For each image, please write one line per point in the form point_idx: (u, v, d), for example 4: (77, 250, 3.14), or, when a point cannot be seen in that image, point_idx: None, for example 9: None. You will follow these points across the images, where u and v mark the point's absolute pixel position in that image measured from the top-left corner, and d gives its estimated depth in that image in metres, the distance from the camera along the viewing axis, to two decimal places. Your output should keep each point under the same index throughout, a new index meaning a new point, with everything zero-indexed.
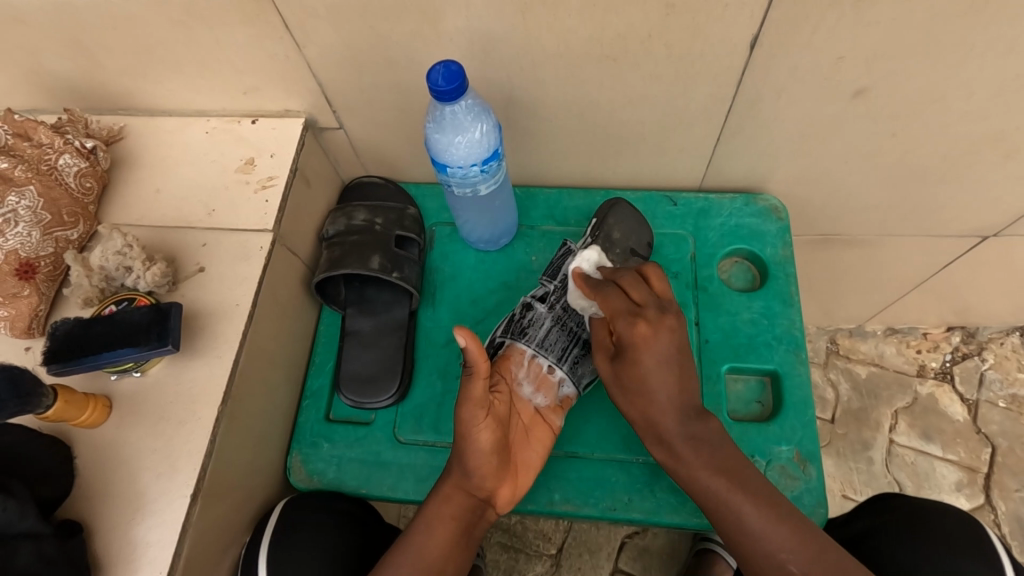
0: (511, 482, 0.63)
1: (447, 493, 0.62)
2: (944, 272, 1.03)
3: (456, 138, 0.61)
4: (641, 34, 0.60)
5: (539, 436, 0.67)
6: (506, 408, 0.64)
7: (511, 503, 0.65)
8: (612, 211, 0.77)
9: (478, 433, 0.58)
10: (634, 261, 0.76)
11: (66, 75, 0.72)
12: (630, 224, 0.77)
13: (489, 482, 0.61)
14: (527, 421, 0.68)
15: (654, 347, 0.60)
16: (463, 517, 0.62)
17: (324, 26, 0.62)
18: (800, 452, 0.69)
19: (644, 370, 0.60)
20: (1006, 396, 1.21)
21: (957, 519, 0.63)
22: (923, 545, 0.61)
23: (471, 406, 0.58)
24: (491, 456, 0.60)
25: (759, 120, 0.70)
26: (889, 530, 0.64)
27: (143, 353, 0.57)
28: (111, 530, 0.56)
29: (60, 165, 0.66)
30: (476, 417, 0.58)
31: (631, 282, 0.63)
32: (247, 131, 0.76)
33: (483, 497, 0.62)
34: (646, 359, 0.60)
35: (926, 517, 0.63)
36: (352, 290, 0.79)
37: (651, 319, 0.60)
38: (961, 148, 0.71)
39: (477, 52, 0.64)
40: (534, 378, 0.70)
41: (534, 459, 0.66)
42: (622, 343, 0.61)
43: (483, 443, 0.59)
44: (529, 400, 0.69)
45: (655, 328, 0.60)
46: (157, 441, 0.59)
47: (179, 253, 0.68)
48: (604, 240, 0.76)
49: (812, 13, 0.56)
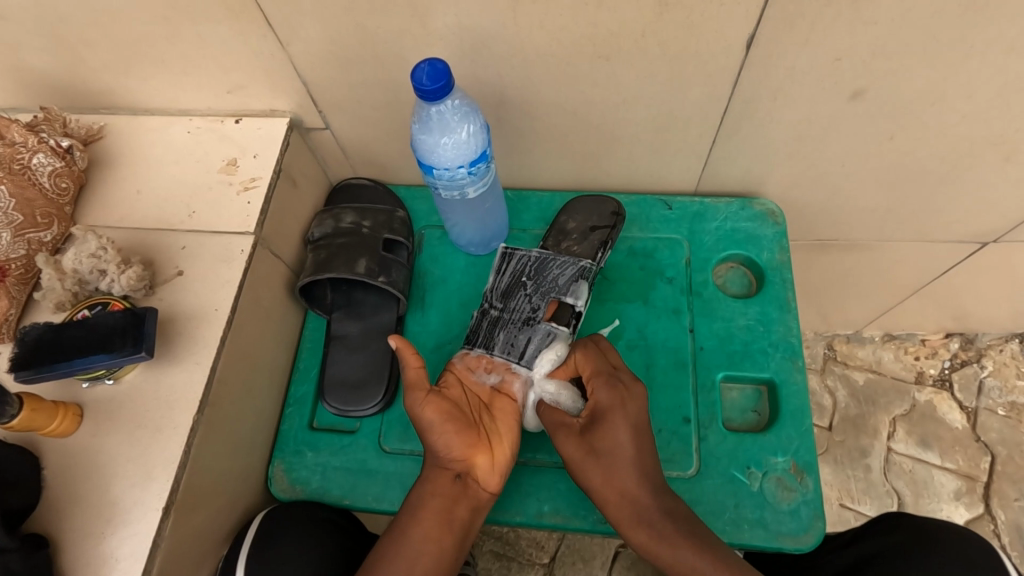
0: (485, 451, 0.63)
1: (426, 475, 0.61)
2: (943, 277, 1.01)
3: (442, 139, 0.60)
4: (633, 32, 0.58)
5: (504, 409, 0.67)
6: (456, 392, 0.65)
7: (496, 475, 0.63)
8: (565, 210, 0.78)
9: (422, 406, 0.61)
10: (596, 236, 0.76)
11: (42, 71, 0.70)
12: (582, 211, 0.78)
13: (457, 450, 0.61)
14: (486, 401, 0.67)
15: (629, 411, 0.61)
16: (445, 494, 0.60)
17: (308, 22, 0.60)
18: (797, 462, 0.67)
19: (617, 444, 0.60)
20: (1005, 404, 1.19)
21: (958, 534, 0.61)
22: (929, 561, 0.59)
23: (410, 389, 0.61)
24: (445, 425, 0.61)
25: (756, 122, 0.68)
26: (898, 548, 0.62)
27: (117, 360, 0.55)
28: (80, 545, 0.54)
29: (34, 165, 0.64)
30: (418, 396, 0.61)
31: (593, 355, 0.65)
32: (232, 130, 0.74)
33: (459, 470, 0.61)
34: (614, 429, 0.61)
35: (926, 534, 0.62)
36: (339, 294, 0.77)
37: (627, 386, 0.63)
38: (963, 149, 0.69)
39: (464, 50, 0.62)
40: (480, 363, 0.69)
41: (503, 428, 0.65)
42: (598, 410, 0.62)
43: (431, 416, 0.61)
44: (483, 383, 0.68)
45: (632, 395, 0.62)
46: (129, 450, 0.57)
47: (158, 257, 0.66)
48: (559, 233, 0.77)
49: (807, 11, 0.54)
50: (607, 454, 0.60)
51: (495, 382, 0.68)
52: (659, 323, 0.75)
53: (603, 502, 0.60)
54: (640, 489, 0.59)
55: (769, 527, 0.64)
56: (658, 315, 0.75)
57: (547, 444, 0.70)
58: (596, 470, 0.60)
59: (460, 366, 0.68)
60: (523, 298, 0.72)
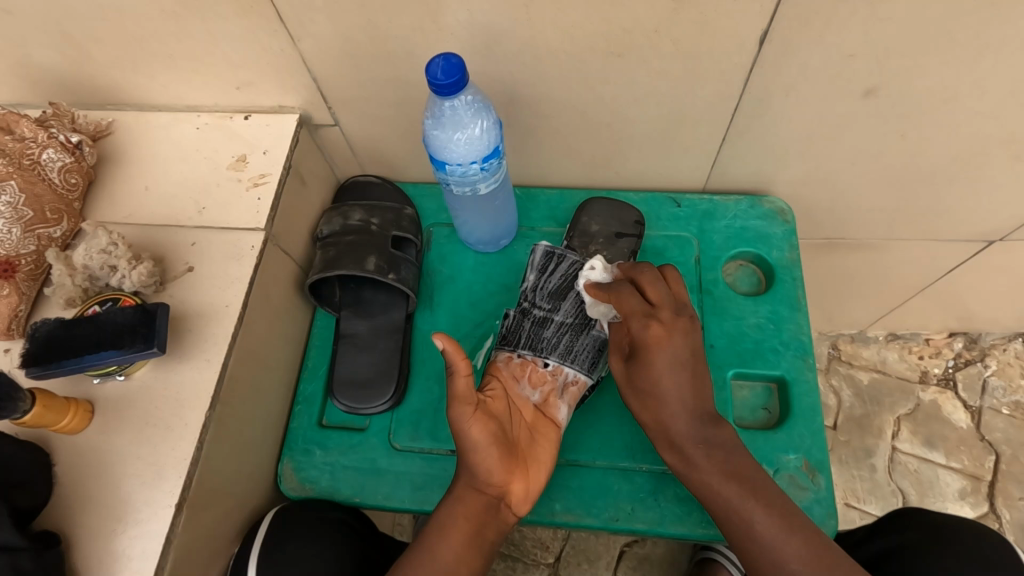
0: (521, 478, 0.62)
1: (459, 493, 0.61)
2: (949, 276, 1.01)
3: (454, 134, 0.59)
4: (647, 29, 0.58)
5: (546, 434, 0.66)
6: (502, 406, 0.64)
7: (528, 502, 0.63)
8: (583, 211, 0.79)
9: (471, 425, 0.58)
10: (624, 243, 0.77)
11: (52, 67, 0.70)
12: (603, 214, 0.78)
13: (497, 477, 0.60)
14: (529, 420, 0.66)
15: (678, 340, 0.61)
16: (477, 517, 0.60)
17: (320, 18, 0.60)
18: (809, 461, 0.67)
19: (660, 382, 0.61)
20: (1010, 403, 1.19)
21: (977, 534, 0.60)
22: (948, 562, 0.58)
23: (460, 405, 0.58)
24: (490, 450, 0.59)
25: (767, 119, 0.68)
26: (914, 546, 0.61)
27: (127, 356, 0.55)
28: (91, 543, 0.53)
29: (43, 160, 0.63)
30: (466, 413, 0.58)
31: (626, 294, 0.63)
32: (241, 127, 0.73)
33: (495, 494, 0.61)
34: (662, 360, 0.61)
35: (943, 532, 0.61)
36: (348, 292, 0.77)
37: (664, 321, 0.61)
38: (975, 148, 0.69)
39: (477, 46, 0.62)
40: (522, 373, 0.69)
41: (543, 454, 0.64)
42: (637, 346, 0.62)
43: (478, 437, 0.58)
44: (527, 398, 0.68)
45: (669, 331, 0.61)
46: (141, 448, 0.57)
47: (168, 253, 0.66)
48: (584, 235, 0.77)
49: (822, 8, 0.54)
50: (656, 394, 0.61)
51: (539, 399, 0.68)
52: None
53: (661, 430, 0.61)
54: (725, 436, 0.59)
55: None
56: None
57: (558, 443, 0.70)
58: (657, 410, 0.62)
59: (506, 374, 0.69)
60: (572, 304, 0.74)
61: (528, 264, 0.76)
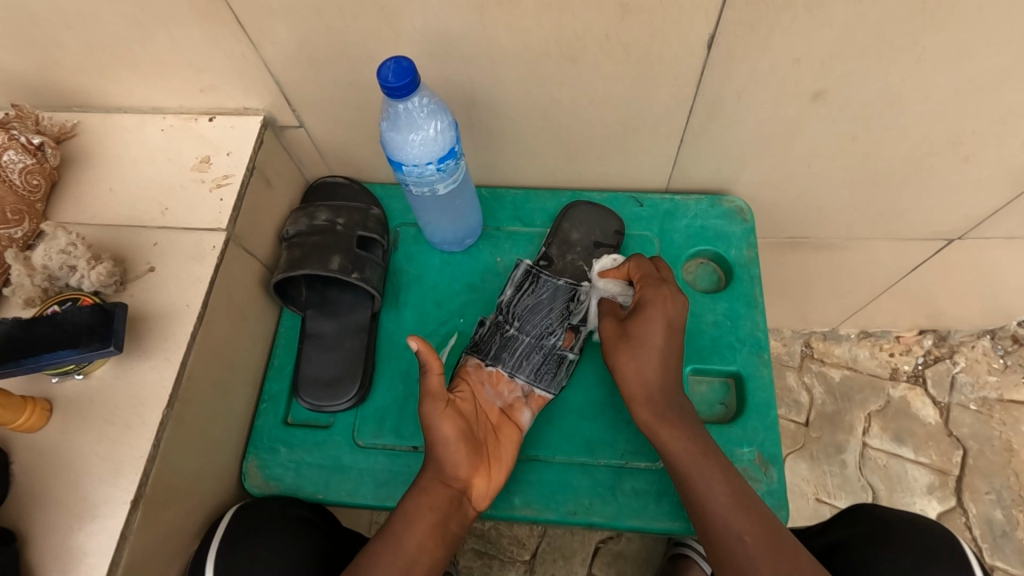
0: (484, 472, 0.64)
1: (425, 486, 0.62)
2: (914, 274, 1.03)
3: (410, 136, 0.60)
4: (598, 33, 0.59)
5: (509, 435, 0.68)
6: (468, 406, 0.67)
7: (489, 497, 0.64)
8: (567, 215, 0.80)
9: (439, 421, 0.62)
10: (600, 253, 0.78)
11: (15, 70, 0.70)
12: (586, 221, 0.80)
13: (463, 471, 0.62)
14: (494, 422, 0.68)
15: (668, 309, 0.67)
16: (441, 509, 0.61)
17: (277, 23, 0.60)
18: (762, 454, 0.68)
19: (649, 327, 0.66)
20: (977, 399, 1.22)
21: (932, 533, 0.61)
22: (898, 557, 0.59)
23: (431, 400, 0.62)
24: (458, 443, 0.62)
25: (722, 122, 0.70)
26: (862, 540, 0.62)
27: (85, 355, 0.55)
28: (47, 541, 0.54)
29: (4, 161, 0.64)
30: (437, 408, 0.62)
31: (647, 265, 0.71)
32: (205, 129, 0.74)
33: (459, 488, 0.63)
34: (650, 319, 0.67)
35: (895, 527, 0.62)
36: (314, 291, 0.78)
37: (667, 289, 0.68)
38: (924, 150, 0.71)
39: (433, 50, 0.63)
40: (490, 378, 0.71)
41: (506, 454, 0.66)
42: (641, 302, 0.68)
43: (447, 430, 0.62)
44: (493, 401, 0.70)
45: (672, 297, 0.67)
46: (98, 446, 0.57)
47: (130, 253, 0.66)
48: (563, 243, 0.79)
49: (765, 15, 0.55)
50: (637, 336, 0.67)
51: (504, 403, 0.70)
52: None
53: (624, 383, 0.67)
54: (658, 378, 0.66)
55: None
56: None
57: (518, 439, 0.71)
58: (626, 352, 0.67)
59: (474, 379, 0.71)
60: (542, 322, 0.75)
61: (509, 282, 0.77)
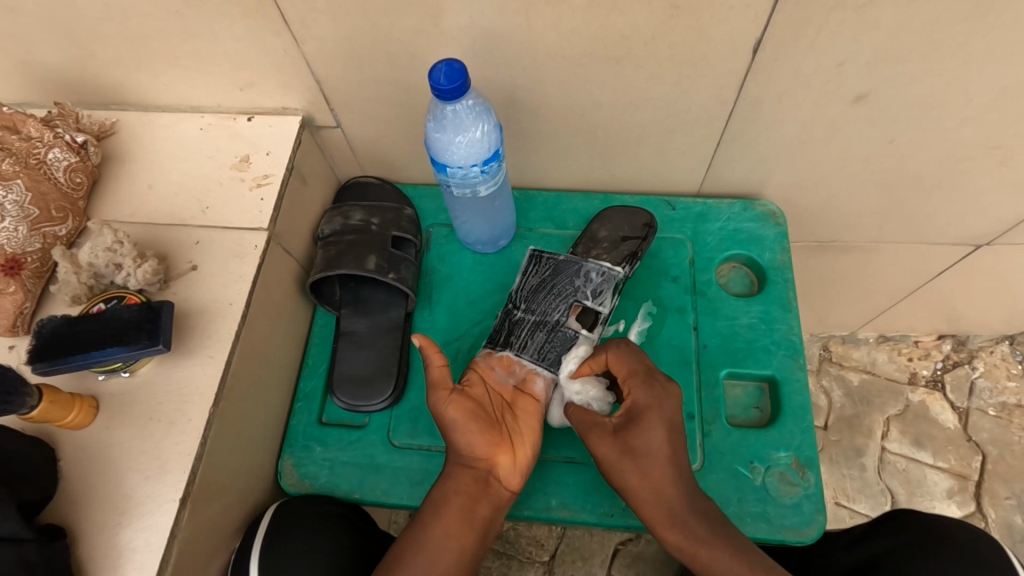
0: (507, 450, 0.64)
1: (449, 472, 0.63)
2: (936, 279, 1.03)
3: (456, 138, 0.61)
4: (644, 35, 0.59)
5: (526, 408, 0.68)
6: (479, 390, 0.67)
7: (518, 474, 0.64)
8: (597, 218, 0.80)
9: (445, 405, 0.62)
10: (626, 246, 0.77)
11: (58, 68, 0.71)
12: (614, 221, 0.79)
13: (480, 449, 0.62)
14: (509, 401, 0.69)
15: (665, 410, 0.62)
16: (467, 492, 0.61)
17: (325, 20, 0.61)
18: (799, 457, 0.69)
19: (650, 434, 0.61)
20: (996, 404, 1.22)
21: (982, 539, 0.62)
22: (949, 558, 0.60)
23: (436, 391, 0.63)
24: (468, 425, 0.62)
25: (760, 125, 0.70)
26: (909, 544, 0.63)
27: (133, 352, 0.56)
28: (95, 538, 0.54)
29: (49, 159, 0.65)
30: (442, 396, 0.63)
31: (625, 355, 0.66)
32: (244, 128, 0.74)
33: (482, 467, 0.62)
34: (653, 428, 0.61)
35: (942, 531, 0.63)
36: (348, 290, 0.78)
37: (660, 385, 0.64)
38: (960, 153, 0.71)
39: (479, 51, 0.63)
40: (501, 362, 0.71)
41: (526, 429, 0.67)
42: (634, 409, 0.63)
43: (454, 415, 0.62)
44: (506, 382, 0.70)
45: (668, 393, 0.63)
46: (144, 443, 0.57)
47: (172, 251, 0.67)
48: (590, 241, 0.78)
49: (814, 17, 0.56)
50: (643, 451, 0.61)
51: (516, 380, 0.70)
52: (665, 322, 0.76)
53: (634, 502, 0.61)
54: (676, 488, 0.60)
55: (773, 521, 0.66)
56: (665, 314, 0.77)
57: (551, 440, 0.71)
58: (631, 469, 0.61)
59: (483, 365, 0.70)
60: (549, 302, 0.73)
61: (519, 270, 0.78)
